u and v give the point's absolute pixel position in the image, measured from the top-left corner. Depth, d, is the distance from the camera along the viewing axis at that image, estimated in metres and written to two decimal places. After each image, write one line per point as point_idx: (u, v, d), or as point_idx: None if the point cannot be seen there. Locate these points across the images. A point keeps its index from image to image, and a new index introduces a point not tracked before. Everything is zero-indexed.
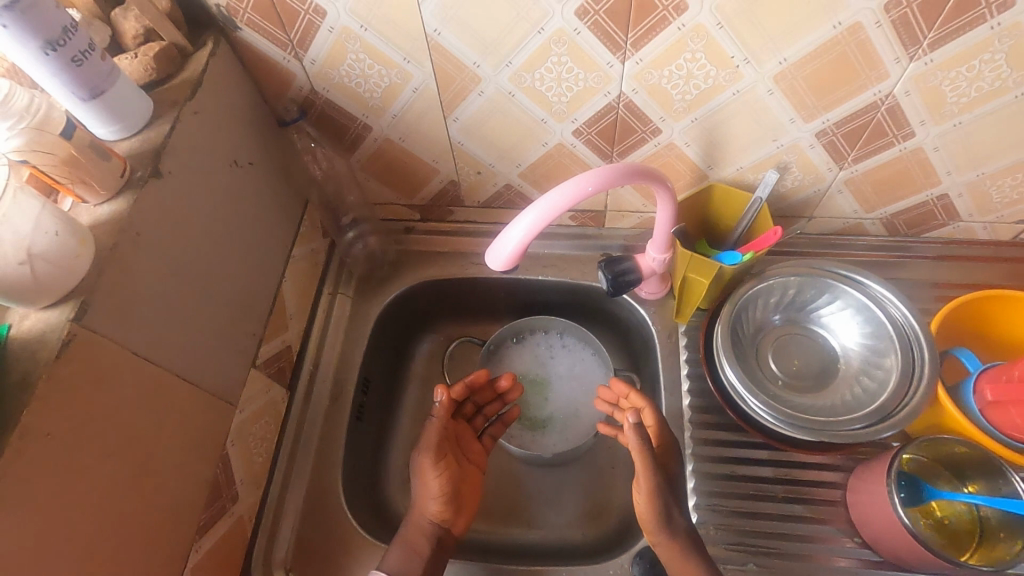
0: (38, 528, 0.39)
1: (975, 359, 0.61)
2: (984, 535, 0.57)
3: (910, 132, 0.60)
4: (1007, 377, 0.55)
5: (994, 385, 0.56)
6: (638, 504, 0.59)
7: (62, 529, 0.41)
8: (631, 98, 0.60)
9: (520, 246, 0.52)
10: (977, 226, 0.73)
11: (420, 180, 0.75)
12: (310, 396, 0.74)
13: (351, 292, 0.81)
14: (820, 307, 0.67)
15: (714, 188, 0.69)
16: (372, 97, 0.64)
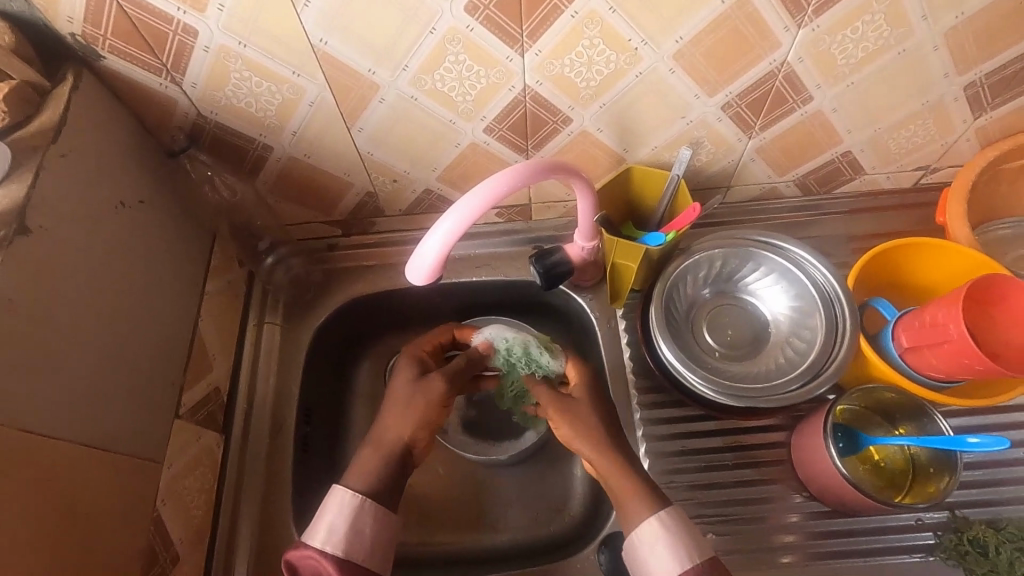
0: None
1: (892, 307, 0.64)
2: (916, 472, 0.60)
3: (809, 96, 0.62)
4: (920, 323, 0.57)
5: (908, 331, 0.59)
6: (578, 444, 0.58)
7: None
8: (537, 90, 0.59)
9: (441, 254, 0.50)
10: (882, 177, 0.76)
11: (334, 194, 0.72)
12: (248, 435, 0.70)
13: (279, 320, 0.77)
14: (746, 276, 0.69)
15: (633, 170, 0.69)
16: (267, 115, 0.60)
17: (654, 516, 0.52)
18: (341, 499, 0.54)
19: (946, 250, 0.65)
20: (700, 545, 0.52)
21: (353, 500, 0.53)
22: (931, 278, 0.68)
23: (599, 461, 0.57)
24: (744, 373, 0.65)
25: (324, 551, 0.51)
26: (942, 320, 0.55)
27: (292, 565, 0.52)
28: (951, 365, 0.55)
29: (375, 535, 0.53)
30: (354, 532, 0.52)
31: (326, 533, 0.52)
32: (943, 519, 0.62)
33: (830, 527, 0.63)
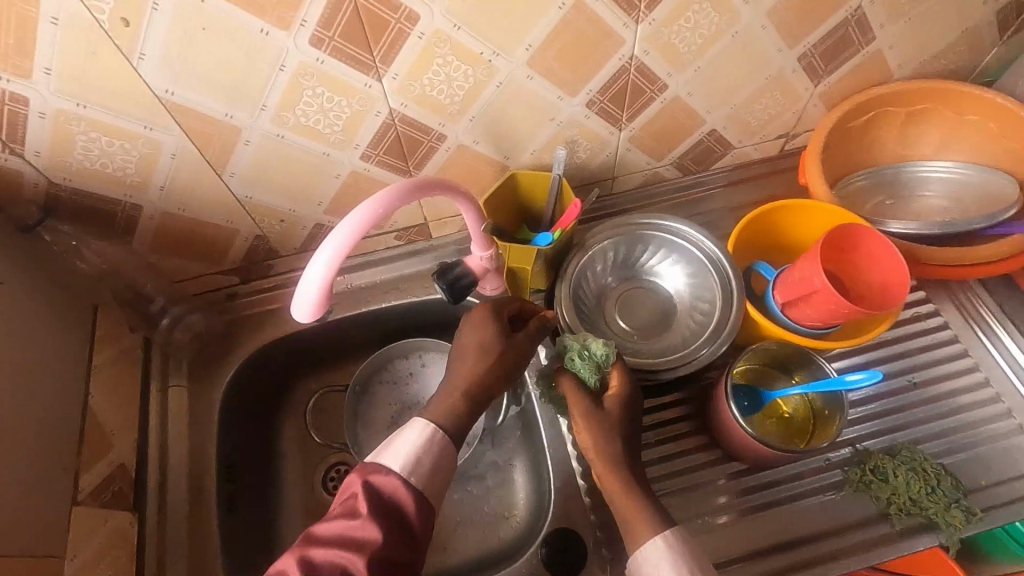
0: None
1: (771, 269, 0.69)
2: (815, 417, 0.64)
3: (664, 85, 0.66)
4: (792, 278, 0.62)
5: (784, 287, 0.63)
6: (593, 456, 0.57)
7: None
8: (404, 112, 0.60)
9: (323, 286, 0.50)
10: (749, 149, 0.81)
11: (222, 243, 0.70)
12: (165, 508, 0.66)
13: (185, 382, 0.73)
14: (640, 257, 0.72)
15: (517, 176, 0.71)
16: (128, 173, 0.58)
17: (659, 533, 0.51)
18: (431, 437, 0.54)
19: (810, 208, 0.70)
20: (700, 561, 0.51)
21: (440, 438, 0.55)
22: (805, 235, 0.73)
23: (607, 476, 0.56)
24: (658, 349, 0.68)
25: (407, 479, 0.51)
26: (808, 272, 0.59)
27: (367, 486, 0.50)
28: (823, 312, 0.60)
29: (448, 474, 0.54)
30: (436, 469, 0.53)
31: (410, 463, 0.52)
32: (848, 455, 0.65)
33: (752, 483, 0.65)
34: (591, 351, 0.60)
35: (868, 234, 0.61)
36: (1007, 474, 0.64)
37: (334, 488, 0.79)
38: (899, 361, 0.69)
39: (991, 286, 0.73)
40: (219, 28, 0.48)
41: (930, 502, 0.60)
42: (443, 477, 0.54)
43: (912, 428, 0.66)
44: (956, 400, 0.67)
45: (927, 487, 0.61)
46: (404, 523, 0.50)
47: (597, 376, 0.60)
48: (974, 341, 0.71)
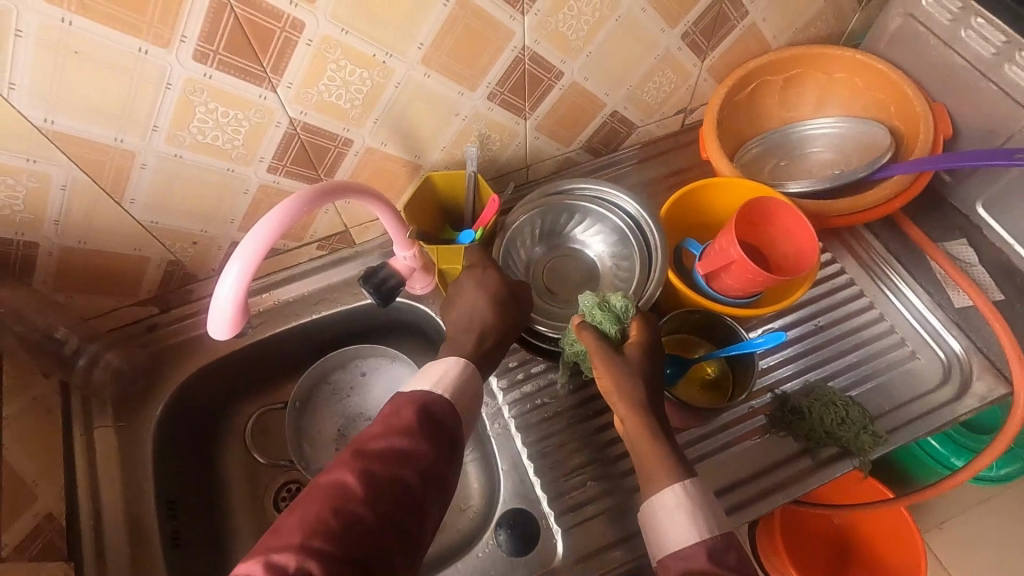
0: None
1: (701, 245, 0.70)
2: (734, 375, 0.68)
3: (559, 72, 0.69)
4: (712, 251, 0.64)
5: (704, 259, 0.65)
6: (618, 407, 0.57)
7: None
8: (304, 120, 0.60)
9: (238, 297, 0.49)
10: (652, 126, 0.86)
11: (133, 273, 0.68)
12: (104, 554, 0.64)
13: (111, 422, 0.70)
14: (554, 228, 0.75)
15: (431, 178, 0.72)
16: (16, 211, 0.55)
17: (683, 483, 0.53)
18: (464, 370, 0.58)
19: (734, 183, 0.71)
20: (716, 519, 0.52)
21: (471, 371, 0.58)
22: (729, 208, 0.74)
23: (630, 420, 0.57)
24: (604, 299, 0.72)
25: (444, 398, 0.54)
26: (725, 245, 0.61)
27: (411, 400, 0.53)
28: (742, 283, 0.62)
29: (473, 402, 0.57)
30: (464, 392, 0.56)
31: (441, 383, 0.55)
32: (768, 400, 0.70)
33: (687, 440, 0.68)
34: (611, 304, 0.61)
35: (783, 207, 0.62)
36: (906, 396, 0.70)
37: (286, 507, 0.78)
38: (803, 310, 0.75)
39: (877, 230, 0.81)
40: (94, 51, 0.47)
41: (843, 431, 0.66)
42: (469, 401, 0.57)
43: (821, 368, 0.72)
44: (856, 337, 0.74)
45: (839, 418, 0.66)
46: (446, 432, 0.52)
47: (618, 328, 0.60)
48: (869, 283, 0.77)
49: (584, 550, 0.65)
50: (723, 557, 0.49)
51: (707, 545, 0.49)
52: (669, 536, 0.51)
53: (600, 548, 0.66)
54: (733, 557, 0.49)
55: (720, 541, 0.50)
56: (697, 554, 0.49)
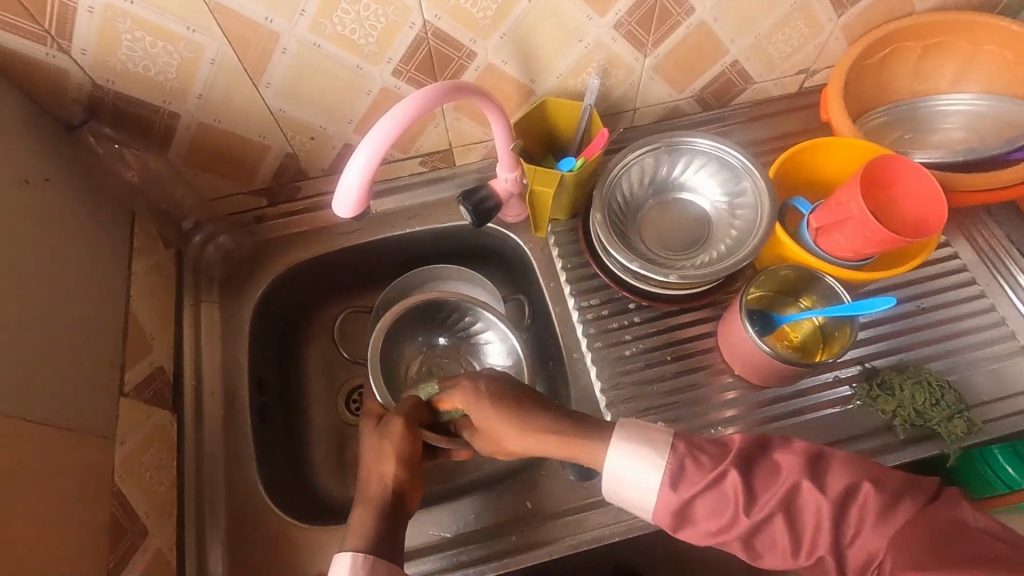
0: None
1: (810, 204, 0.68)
2: (826, 339, 0.66)
3: (690, 8, 0.67)
4: (828, 206, 0.62)
5: (818, 214, 0.63)
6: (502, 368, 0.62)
7: None
8: (436, 25, 0.61)
9: (364, 184, 0.52)
10: (768, 84, 0.82)
11: (251, 161, 0.71)
12: (202, 413, 0.69)
13: (216, 298, 0.75)
14: (671, 174, 0.73)
15: (544, 103, 0.72)
16: (168, 79, 0.59)
17: (614, 434, 0.56)
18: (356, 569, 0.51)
19: (854, 145, 0.68)
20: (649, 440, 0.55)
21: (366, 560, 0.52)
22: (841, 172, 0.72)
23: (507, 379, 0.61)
24: (707, 254, 0.69)
25: None
26: (845, 200, 0.59)
27: None
28: (855, 242, 0.60)
29: None
30: None
31: None
32: (856, 372, 0.68)
33: (765, 397, 0.68)
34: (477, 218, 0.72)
35: (916, 174, 0.59)
36: (1007, 389, 0.67)
37: (356, 409, 0.81)
38: (905, 288, 0.72)
39: (999, 218, 0.76)
40: None
41: (934, 413, 0.63)
42: None
43: (920, 348, 0.69)
44: (961, 323, 0.70)
45: (932, 399, 0.63)
46: None
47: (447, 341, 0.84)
48: (984, 270, 0.73)
49: None
50: (682, 476, 0.53)
51: (668, 477, 0.53)
52: (629, 487, 0.55)
53: None
54: (693, 470, 0.52)
55: (674, 461, 0.53)
56: (665, 494, 0.53)
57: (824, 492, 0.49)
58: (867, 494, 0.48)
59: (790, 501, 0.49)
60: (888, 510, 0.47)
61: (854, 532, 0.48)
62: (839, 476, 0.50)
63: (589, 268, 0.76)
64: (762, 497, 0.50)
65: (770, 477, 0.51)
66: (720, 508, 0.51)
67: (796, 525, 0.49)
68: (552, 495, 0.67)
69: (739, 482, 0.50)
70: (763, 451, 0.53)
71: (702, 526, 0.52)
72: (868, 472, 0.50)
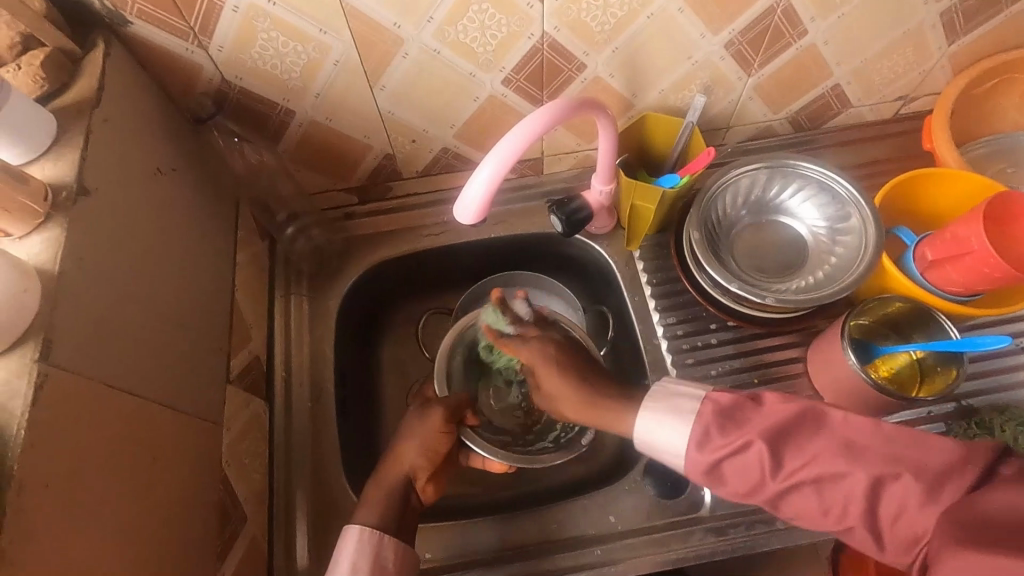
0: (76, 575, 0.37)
1: (914, 235, 0.68)
2: (925, 374, 0.64)
3: (804, 30, 0.66)
4: (942, 239, 0.61)
5: (932, 246, 0.62)
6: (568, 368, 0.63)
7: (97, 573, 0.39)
8: (554, 37, 0.61)
9: (487, 195, 0.52)
10: (865, 109, 0.81)
11: (352, 159, 0.72)
12: (291, 404, 0.70)
13: (305, 292, 0.77)
14: (768, 197, 0.72)
15: (645, 118, 0.73)
16: (292, 77, 0.60)
17: (641, 408, 0.55)
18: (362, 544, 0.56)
19: (964, 177, 0.67)
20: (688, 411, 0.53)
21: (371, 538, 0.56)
22: (948, 203, 0.71)
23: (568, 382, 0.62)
24: (803, 280, 0.69)
25: None
26: (965, 235, 0.59)
27: None
28: (968, 276, 0.60)
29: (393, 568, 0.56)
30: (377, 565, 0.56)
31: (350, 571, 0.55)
32: (951, 410, 0.67)
33: None
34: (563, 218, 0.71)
35: None
36: None
37: None
38: (1006, 325, 0.69)
39: None
40: None
41: None
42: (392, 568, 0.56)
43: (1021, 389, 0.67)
44: None
45: None
46: None
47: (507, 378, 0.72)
48: None
49: (731, 510, 0.65)
50: (708, 439, 0.51)
51: (692, 440, 0.52)
52: (663, 446, 0.54)
53: (749, 513, 0.65)
54: (718, 436, 0.51)
55: (697, 428, 0.52)
56: (691, 455, 0.52)
57: (858, 467, 0.46)
58: (906, 480, 0.45)
59: (821, 472, 0.47)
60: (931, 494, 0.44)
61: (899, 509, 0.45)
62: (875, 460, 0.46)
63: (675, 284, 0.75)
64: (790, 464, 0.48)
65: (798, 444, 0.49)
66: (745, 474, 0.50)
67: (825, 493, 0.47)
68: (635, 511, 0.66)
69: (765, 451, 0.48)
70: (802, 421, 0.50)
71: (732, 488, 0.51)
72: (904, 454, 0.46)
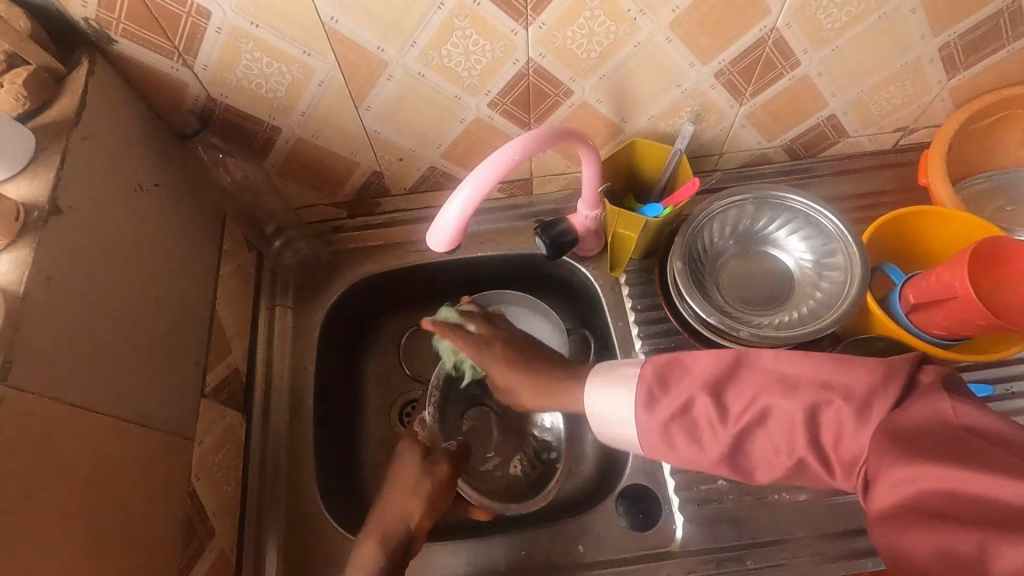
0: None
1: (902, 272, 0.67)
2: None
3: (796, 62, 0.65)
4: (925, 281, 0.60)
5: (915, 288, 0.61)
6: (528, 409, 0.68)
7: None
8: (539, 63, 0.61)
9: (459, 223, 0.52)
10: (863, 139, 0.79)
11: (339, 175, 0.73)
12: (269, 417, 0.71)
13: (290, 304, 0.77)
14: (756, 228, 0.71)
15: (633, 144, 0.72)
16: (277, 96, 0.61)
17: (590, 378, 0.60)
18: None
19: (953, 216, 0.67)
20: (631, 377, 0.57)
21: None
22: (939, 241, 0.70)
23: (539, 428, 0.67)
24: (785, 314, 0.68)
25: None
26: (947, 278, 0.58)
27: None
28: (953, 320, 0.59)
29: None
30: None
31: None
32: None
33: None
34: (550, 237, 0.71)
35: None
36: None
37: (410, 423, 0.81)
38: (996, 369, 0.67)
39: None
40: None
41: None
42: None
43: None
44: None
45: None
46: None
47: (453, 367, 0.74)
48: None
49: (701, 545, 0.64)
50: (655, 400, 0.54)
51: (641, 403, 0.54)
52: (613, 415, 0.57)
53: (720, 549, 0.64)
54: (663, 396, 0.53)
55: (642, 391, 0.55)
56: (642, 420, 0.54)
57: (795, 402, 0.47)
58: (837, 405, 0.45)
59: (761, 410, 0.48)
60: (861, 417, 0.44)
61: (837, 434, 0.45)
62: (808, 391, 0.47)
63: (659, 312, 0.75)
64: (734, 409, 0.49)
65: (739, 390, 0.50)
66: (696, 428, 0.51)
67: (770, 432, 0.48)
68: (606, 541, 0.66)
69: (708, 403, 0.50)
70: (738, 368, 0.51)
71: (683, 448, 0.52)
72: (833, 380, 0.46)
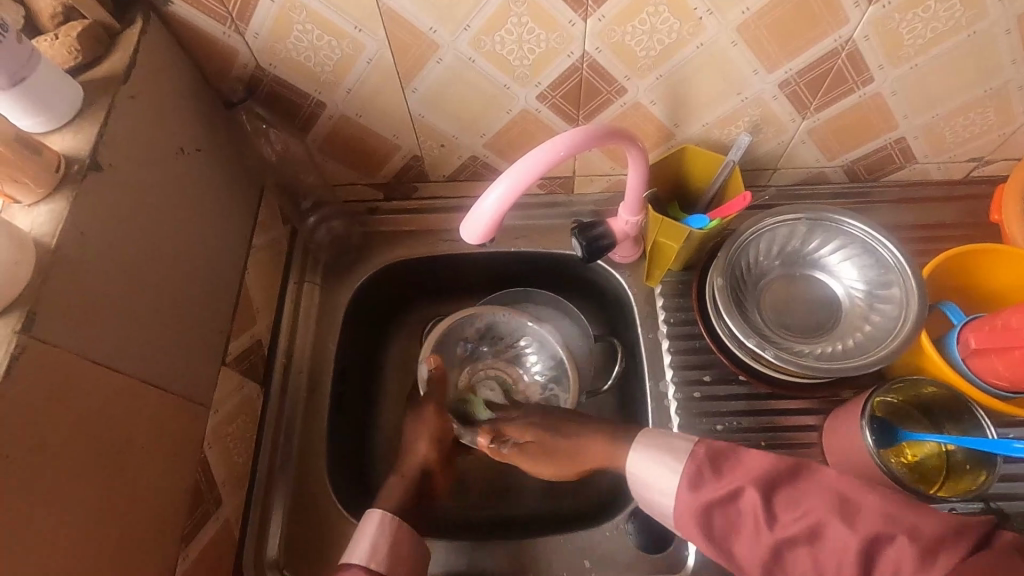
0: (26, 545, 0.38)
1: (962, 313, 0.63)
2: (950, 467, 0.59)
3: (870, 78, 0.61)
4: (990, 325, 0.56)
5: (977, 333, 0.58)
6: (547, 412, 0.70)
7: (51, 541, 0.40)
8: (595, 57, 0.58)
9: (496, 216, 0.50)
10: (932, 167, 0.74)
11: (380, 156, 0.72)
12: (287, 392, 0.71)
13: (318, 281, 0.77)
14: (808, 251, 0.68)
15: (683, 150, 0.69)
16: (324, 70, 0.60)
17: (634, 451, 0.57)
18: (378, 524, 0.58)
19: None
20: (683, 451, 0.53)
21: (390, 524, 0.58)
22: (1006, 283, 0.65)
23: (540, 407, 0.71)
24: (828, 344, 0.64)
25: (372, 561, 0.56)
26: (1016, 325, 0.54)
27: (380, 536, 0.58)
28: (1016, 371, 0.55)
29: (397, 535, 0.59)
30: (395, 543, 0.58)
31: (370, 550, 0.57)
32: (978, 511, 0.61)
33: None
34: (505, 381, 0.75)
35: None
36: None
37: None
38: None
39: None
40: None
41: None
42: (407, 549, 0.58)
43: None
44: None
45: None
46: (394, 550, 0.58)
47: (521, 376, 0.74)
48: None
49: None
50: (703, 481, 0.50)
51: (685, 479, 0.51)
52: (659, 477, 0.54)
53: None
54: (712, 479, 0.50)
55: (691, 467, 0.51)
56: (683, 496, 0.50)
57: (853, 529, 0.43)
58: (901, 543, 0.41)
59: (814, 527, 0.44)
60: (927, 562, 0.39)
61: (893, 574, 0.41)
62: (870, 518, 0.43)
63: (693, 327, 0.72)
64: (784, 516, 0.46)
65: (792, 501, 0.46)
66: (740, 525, 0.47)
67: (819, 554, 0.44)
68: (614, 560, 0.63)
69: (756, 499, 0.46)
70: (795, 476, 0.48)
71: (723, 539, 0.48)
72: (900, 516, 0.42)
